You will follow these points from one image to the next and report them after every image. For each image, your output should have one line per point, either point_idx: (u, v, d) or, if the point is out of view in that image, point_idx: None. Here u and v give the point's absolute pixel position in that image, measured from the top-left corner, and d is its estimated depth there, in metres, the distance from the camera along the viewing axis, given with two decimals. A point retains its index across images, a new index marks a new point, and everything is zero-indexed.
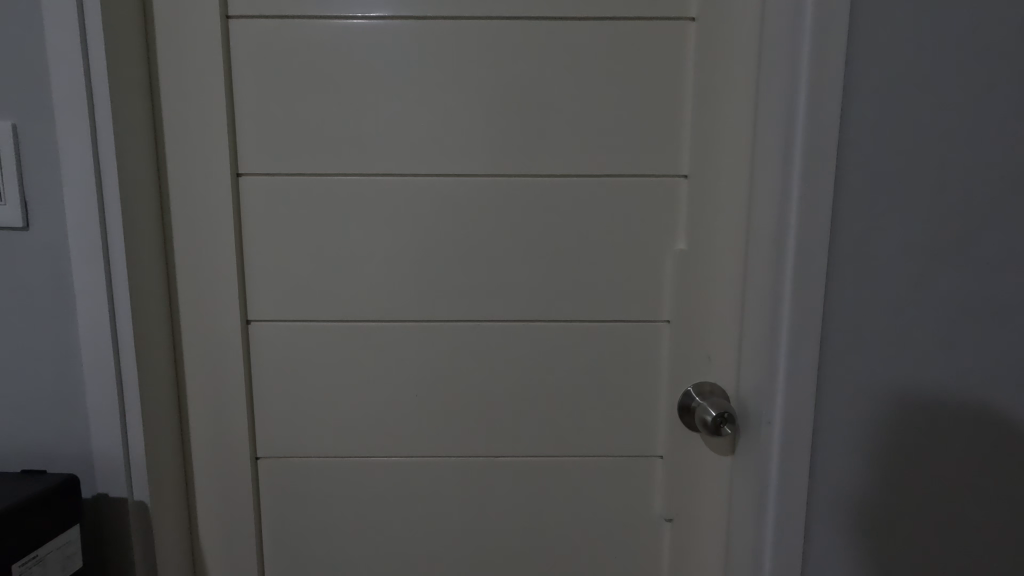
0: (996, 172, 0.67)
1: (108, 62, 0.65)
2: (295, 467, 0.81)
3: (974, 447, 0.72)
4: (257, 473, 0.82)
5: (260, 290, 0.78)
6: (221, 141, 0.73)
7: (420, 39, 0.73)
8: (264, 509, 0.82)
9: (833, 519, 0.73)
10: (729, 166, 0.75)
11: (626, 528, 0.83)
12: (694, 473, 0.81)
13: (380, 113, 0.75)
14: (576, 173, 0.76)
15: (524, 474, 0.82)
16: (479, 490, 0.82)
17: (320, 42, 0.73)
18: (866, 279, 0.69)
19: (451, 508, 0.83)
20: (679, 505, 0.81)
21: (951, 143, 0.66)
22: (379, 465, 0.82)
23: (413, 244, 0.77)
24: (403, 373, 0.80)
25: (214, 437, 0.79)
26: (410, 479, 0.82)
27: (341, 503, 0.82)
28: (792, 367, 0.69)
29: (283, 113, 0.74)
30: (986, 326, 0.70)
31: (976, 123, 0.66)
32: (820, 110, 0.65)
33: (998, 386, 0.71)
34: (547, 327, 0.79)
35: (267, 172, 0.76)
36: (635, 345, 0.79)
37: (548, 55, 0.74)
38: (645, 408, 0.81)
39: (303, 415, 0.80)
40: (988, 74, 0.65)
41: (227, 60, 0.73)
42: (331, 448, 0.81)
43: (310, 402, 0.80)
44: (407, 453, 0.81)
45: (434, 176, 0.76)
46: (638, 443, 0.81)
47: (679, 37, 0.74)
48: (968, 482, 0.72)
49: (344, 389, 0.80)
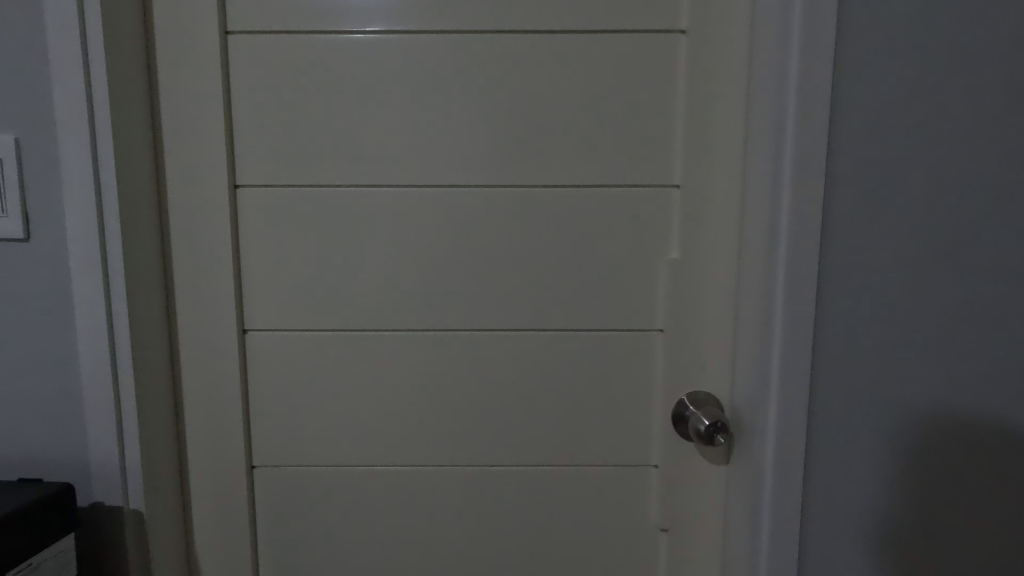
0: (989, 181, 0.67)
1: (109, 77, 0.66)
2: (291, 477, 0.82)
3: (970, 454, 0.71)
4: (253, 482, 0.82)
5: (257, 300, 0.79)
6: (220, 154, 0.75)
7: (414, 53, 0.74)
8: (259, 518, 0.83)
9: (829, 527, 0.73)
10: (721, 176, 0.75)
11: (622, 539, 0.83)
12: (689, 483, 0.81)
13: (375, 126, 0.76)
14: (571, 183, 0.77)
15: (519, 484, 0.82)
16: (474, 500, 0.82)
17: (316, 57, 0.74)
18: (858, 287, 0.69)
19: (446, 518, 0.83)
20: (675, 516, 0.81)
21: (943, 153, 0.67)
22: (375, 474, 0.82)
23: (408, 254, 0.78)
24: (398, 383, 0.80)
25: (211, 446, 0.80)
26: (405, 488, 0.82)
27: (336, 513, 0.82)
28: (784, 376, 0.69)
29: (280, 126, 0.76)
30: (983, 335, 0.70)
31: (965, 133, 0.67)
32: (809, 121, 0.65)
33: (992, 393, 0.71)
34: (543, 336, 0.79)
35: (264, 184, 0.77)
36: (628, 354, 0.80)
37: (540, 68, 0.75)
38: (639, 418, 0.81)
39: (299, 424, 0.81)
40: (976, 85, 0.66)
41: (225, 75, 0.74)
42: (326, 458, 0.82)
43: (305, 411, 0.81)
44: (402, 463, 0.82)
45: (428, 187, 0.77)
46: (632, 453, 0.81)
47: (670, 48, 0.75)
48: (969, 492, 0.72)
49: (340, 399, 0.80)
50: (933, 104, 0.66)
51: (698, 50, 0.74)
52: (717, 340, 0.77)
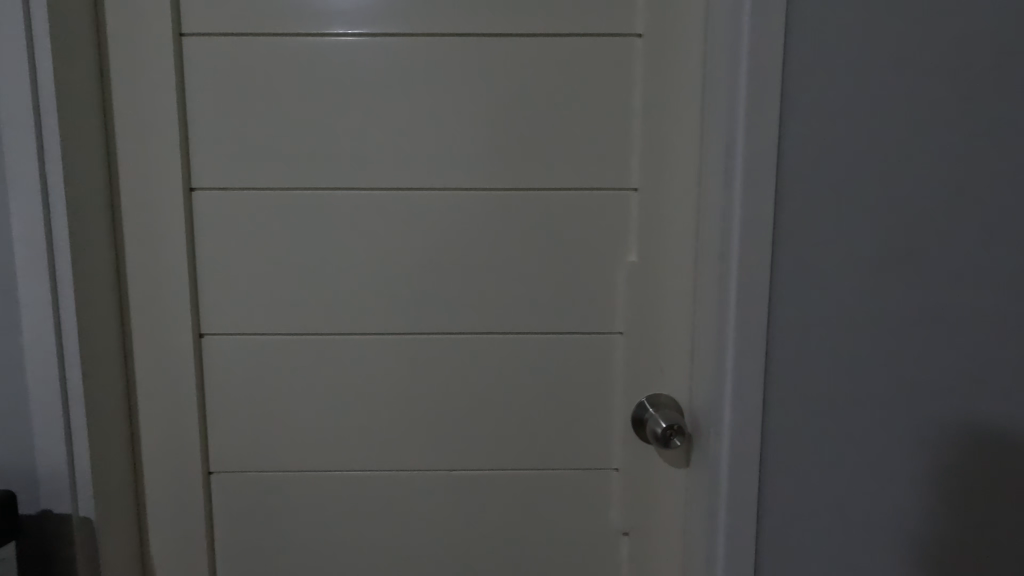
0: (936, 186, 0.68)
1: (56, 78, 0.65)
2: (250, 482, 0.81)
3: (919, 454, 0.73)
4: (211, 488, 0.81)
5: (214, 304, 0.78)
6: (174, 156, 0.74)
7: (371, 56, 0.74)
8: (217, 523, 0.82)
9: (785, 528, 0.73)
10: (679, 179, 0.75)
11: (584, 543, 0.83)
12: (650, 486, 0.81)
13: (332, 129, 0.75)
14: (529, 186, 0.77)
15: (480, 488, 0.81)
16: (435, 504, 0.82)
17: (272, 59, 0.74)
18: (811, 289, 0.69)
19: (407, 522, 0.82)
20: (636, 519, 0.81)
21: (893, 157, 0.68)
22: (335, 479, 0.81)
23: (366, 257, 0.78)
24: (357, 387, 0.80)
25: (167, 451, 0.79)
26: (365, 493, 0.81)
27: (296, 518, 0.82)
28: (739, 379, 0.69)
29: (236, 129, 0.75)
30: (934, 338, 0.71)
31: (911, 138, 0.68)
32: (760, 124, 0.65)
33: (940, 392, 0.72)
34: (503, 339, 0.79)
35: (221, 187, 0.76)
36: (588, 357, 0.80)
37: (498, 71, 0.75)
38: (600, 421, 0.81)
39: (258, 429, 0.80)
40: (920, 91, 0.67)
41: (180, 77, 0.74)
42: (285, 463, 0.81)
43: (264, 415, 0.80)
44: (362, 467, 0.81)
45: (386, 190, 0.77)
46: (594, 456, 0.81)
47: (627, 52, 0.75)
48: (917, 489, 0.73)
49: (298, 403, 0.80)
50: (881, 109, 0.67)
51: (654, 54, 0.74)
52: (676, 343, 0.78)
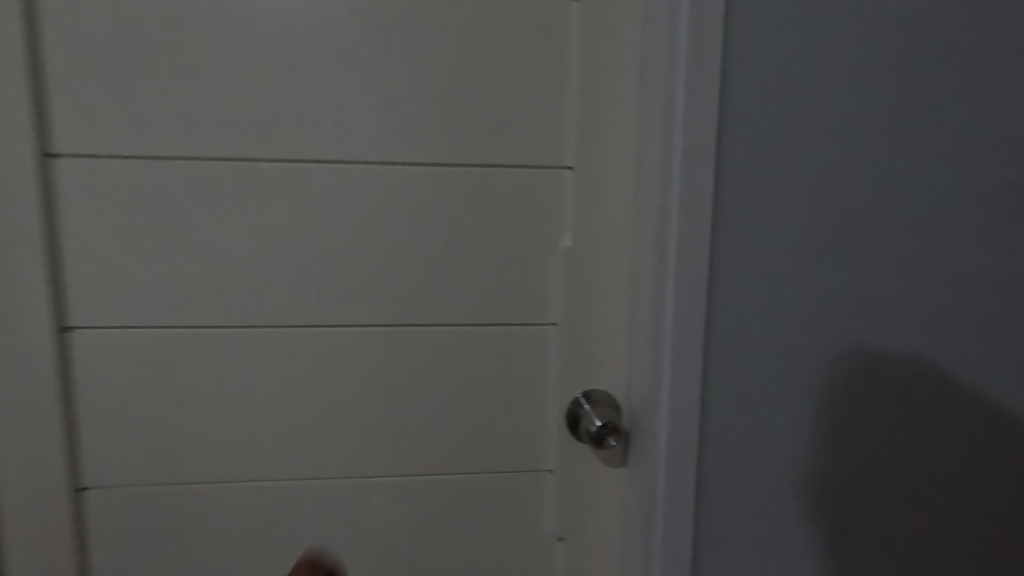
0: (880, 170, 0.64)
1: None
2: (134, 494, 0.72)
3: (858, 448, 0.69)
4: (87, 502, 0.71)
5: (82, 291, 0.68)
6: (20, 115, 0.62)
7: (268, 9, 0.65)
8: (96, 541, 0.72)
9: (722, 532, 0.68)
10: (615, 148, 0.66)
11: (516, 550, 0.78)
12: (584, 489, 0.77)
13: (221, 91, 0.66)
14: (448, 168, 0.71)
15: (403, 493, 0.76)
16: (352, 512, 0.75)
17: (148, 7, 0.64)
18: (751, 273, 0.64)
19: (321, 533, 0.75)
20: (570, 523, 0.78)
21: (839, 138, 0.63)
22: (238, 488, 0.73)
23: (266, 239, 0.69)
24: (261, 384, 0.72)
25: (22, 464, 0.68)
26: (273, 503, 0.74)
27: (192, 531, 0.74)
28: (675, 373, 0.63)
29: (104, 87, 0.65)
30: (874, 327, 0.67)
31: (852, 113, 0.63)
32: (699, 88, 0.58)
33: (881, 383, 0.68)
34: (424, 331, 0.73)
35: (88, 155, 0.66)
36: (520, 349, 0.75)
37: (417, 35, 0.68)
38: (533, 418, 0.77)
39: (143, 433, 0.71)
40: (862, 62, 0.63)
41: (33, 23, 0.62)
42: (177, 470, 0.72)
43: (149, 417, 0.71)
44: (267, 474, 0.73)
45: (291, 164, 0.68)
46: (526, 456, 0.77)
47: (560, 21, 0.70)
48: (855, 486, 0.69)
49: (193, 404, 0.71)
50: (824, 79, 0.62)
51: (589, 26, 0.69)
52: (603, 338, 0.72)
